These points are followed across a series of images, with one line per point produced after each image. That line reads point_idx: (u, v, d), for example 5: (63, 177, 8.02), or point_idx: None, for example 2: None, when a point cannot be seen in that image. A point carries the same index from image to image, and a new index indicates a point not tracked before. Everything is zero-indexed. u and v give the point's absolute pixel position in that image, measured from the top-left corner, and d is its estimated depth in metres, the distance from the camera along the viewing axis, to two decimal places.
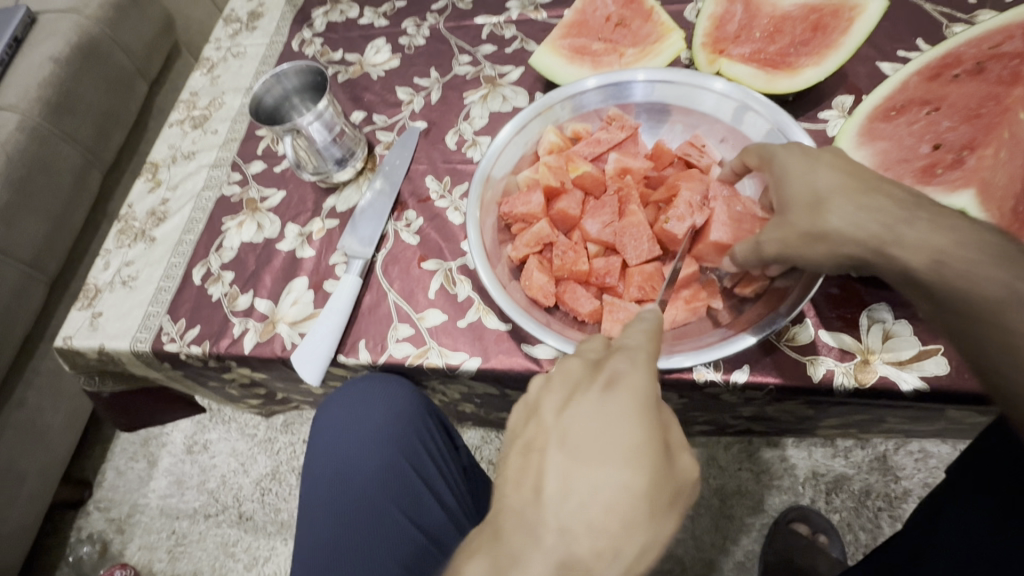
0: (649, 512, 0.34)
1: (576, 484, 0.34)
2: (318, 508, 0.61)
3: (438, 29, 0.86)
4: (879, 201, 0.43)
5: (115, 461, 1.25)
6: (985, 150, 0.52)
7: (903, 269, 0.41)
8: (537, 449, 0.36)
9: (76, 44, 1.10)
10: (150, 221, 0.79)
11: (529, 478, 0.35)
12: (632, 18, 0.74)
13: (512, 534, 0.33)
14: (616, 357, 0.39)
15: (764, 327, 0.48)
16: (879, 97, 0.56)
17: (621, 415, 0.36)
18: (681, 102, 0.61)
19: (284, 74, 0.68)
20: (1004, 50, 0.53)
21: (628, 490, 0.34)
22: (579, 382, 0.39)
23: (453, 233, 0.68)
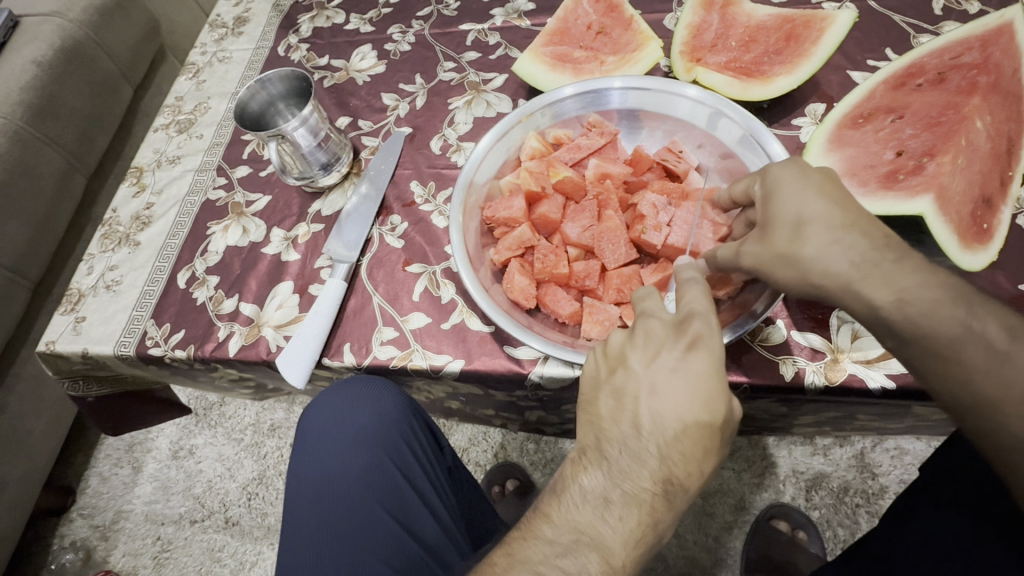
0: (722, 441, 0.40)
1: (666, 424, 0.39)
2: (305, 508, 0.62)
3: (423, 35, 0.87)
4: (854, 239, 0.42)
5: (99, 467, 1.24)
6: (944, 157, 0.54)
7: (868, 304, 0.42)
8: (625, 397, 0.41)
9: (59, 47, 1.10)
10: (134, 225, 0.79)
11: (626, 417, 0.40)
12: (612, 27, 0.76)
13: (616, 461, 0.39)
14: (697, 319, 0.41)
15: (730, 332, 0.49)
16: (847, 105, 0.59)
17: (705, 371, 0.39)
18: (658, 108, 0.62)
19: (269, 80, 0.68)
20: (963, 62, 0.57)
21: (709, 428, 0.39)
22: (665, 342, 0.41)
23: (437, 237, 0.69)
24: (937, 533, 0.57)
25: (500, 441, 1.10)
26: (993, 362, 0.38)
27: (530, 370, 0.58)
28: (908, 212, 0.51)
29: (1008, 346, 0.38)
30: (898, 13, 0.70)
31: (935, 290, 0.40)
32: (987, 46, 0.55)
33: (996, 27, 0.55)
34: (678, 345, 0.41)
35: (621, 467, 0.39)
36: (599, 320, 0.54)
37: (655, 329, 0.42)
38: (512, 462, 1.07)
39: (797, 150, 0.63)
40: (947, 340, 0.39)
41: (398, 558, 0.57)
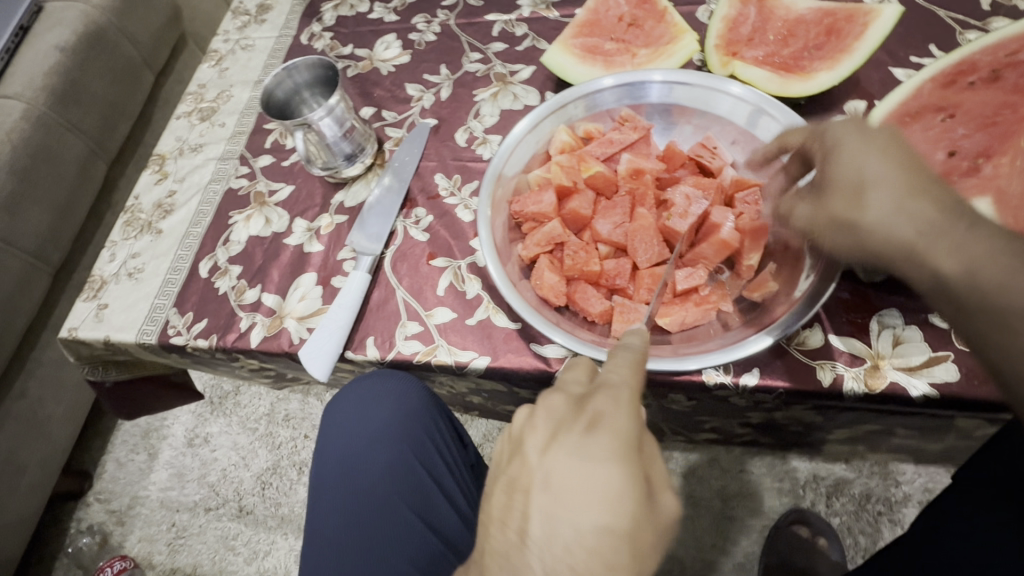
0: (632, 549, 0.34)
1: (560, 529, 0.33)
2: (325, 503, 0.61)
3: (448, 25, 0.86)
4: (911, 205, 0.40)
5: (115, 453, 1.25)
6: (1001, 159, 0.52)
7: (933, 273, 0.38)
8: (517, 492, 0.36)
9: (82, 33, 1.09)
10: (157, 213, 0.79)
11: (513, 519, 0.35)
12: (644, 19, 0.74)
13: None
14: (598, 397, 0.37)
15: (774, 333, 0.48)
16: (893, 103, 0.56)
17: (603, 456, 0.34)
18: (695, 104, 0.61)
19: (296, 68, 0.67)
20: (1019, 59, 0.54)
21: (613, 533, 0.33)
22: (566, 421, 0.37)
23: (462, 230, 0.68)
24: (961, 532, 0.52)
25: None
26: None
27: (557, 369, 0.57)
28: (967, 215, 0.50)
29: None
30: (944, 8, 0.67)
31: (1012, 258, 0.35)
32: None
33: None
34: (574, 431, 0.36)
35: None
36: (631, 319, 0.53)
37: (554, 403, 0.39)
38: None
39: None
40: (1020, 316, 0.34)
41: (420, 555, 0.57)
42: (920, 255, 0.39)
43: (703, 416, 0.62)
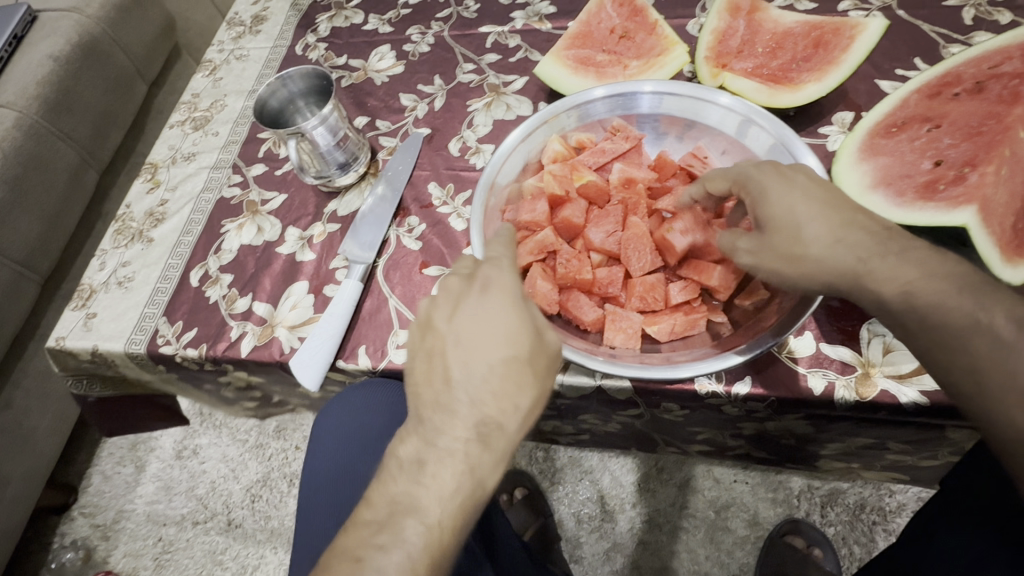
0: (534, 371, 0.42)
1: (473, 367, 0.41)
2: (316, 519, 0.60)
3: (442, 37, 0.87)
4: (844, 237, 0.43)
5: (102, 466, 1.23)
6: (987, 168, 0.53)
7: (874, 298, 0.42)
8: (434, 354, 0.42)
9: (77, 43, 1.09)
10: (148, 222, 0.78)
11: (433, 373, 0.42)
12: (636, 31, 0.75)
13: (431, 421, 0.41)
14: (484, 268, 0.45)
15: (742, 353, 0.48)
16: (879, 114, 0.57)
17: (497, 306, 0.42)
18: (686, 114, 0.61)
19: (290, 77, 0.68)
20: (1003, 70, 0.55)
21: (517, 360, 0.41)
22: (461, 293, 0.44)
23: (455, 239, 0.68)
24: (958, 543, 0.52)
25: None
26: (1001, 356, 0.37)
27: None
28: (955, 222, 0.50)
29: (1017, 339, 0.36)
30: (928, 23, 0.69)
31: (943, 283, 0.40)
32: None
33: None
34: (470, 299, 0.43)
35: (435, 425, 0.40)
36: (622, 327, 0.53)
37: (450, 285, 0.45)
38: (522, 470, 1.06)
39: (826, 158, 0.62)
40: (961, 335, 0.38)
41: None
42: (858, 285, 0.42)
43: (696, 427, 0.62)
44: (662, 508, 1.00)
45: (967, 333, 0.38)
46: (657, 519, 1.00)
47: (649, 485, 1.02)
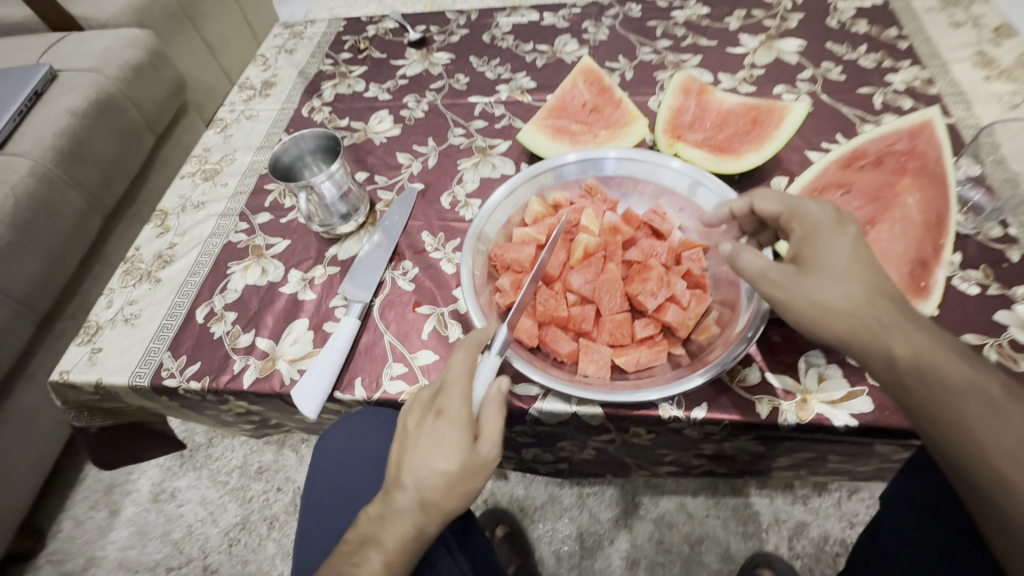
0: (462, 482, 0.51)
1: (418, 474, 0.50)
2: (316, 534, 0.66)
3: (435, 105, 0.98)
4: (872, 297, 0.47)
5: (74, 511, 1.20)
6: (883, 226, 0.64)
7: (887, 355, 0.45)
8: (399, 454, 0.53)
9: (93, 99, 1.18)
10: (156, 263, 0.84)
11: (395, 469, 0.52)
12: (604, 105, 0.87)
13: (384, 504, 0.52)
14: (443, 392, 0.53)
15: (707, 372, 0.56)
16: (803, 182, 0.69)
17: (443, 431, 0.51)
18: (646, 176, 0.71)
19: (302, 138, 0.76)
20: (896, 148, 0.68)
21: (448, 473, 0.50)
22: (424, 410, 0.53)
23: (445, 281, 0.75)
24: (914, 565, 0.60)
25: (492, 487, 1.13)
26: (994, 423, 0.40)
27: (530, 405, 0.62)
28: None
29: (1008, 404, 0.40)
30: (846, 106, 0.83)
31: (947, 351, 0.43)
32: (914, 138, 0.67)
33: (919, 123, 0.67)
34: (431, 415, 0.52)
35: (385, 508, 0.51)
36: (594, 359, 0.61)
37: (422, 394, 0.55)
38: (504, 510, 1.09)
39: None
40: (961, 402, 0.41)
41: None
42: (876, 341, 0.46)
43: (661, 449, 0.69)
44: (639, 543, 1.04)
45: (960, 395, 0.41)
46: (635, 554, 1.03)
47: (625, 522, 1.06)
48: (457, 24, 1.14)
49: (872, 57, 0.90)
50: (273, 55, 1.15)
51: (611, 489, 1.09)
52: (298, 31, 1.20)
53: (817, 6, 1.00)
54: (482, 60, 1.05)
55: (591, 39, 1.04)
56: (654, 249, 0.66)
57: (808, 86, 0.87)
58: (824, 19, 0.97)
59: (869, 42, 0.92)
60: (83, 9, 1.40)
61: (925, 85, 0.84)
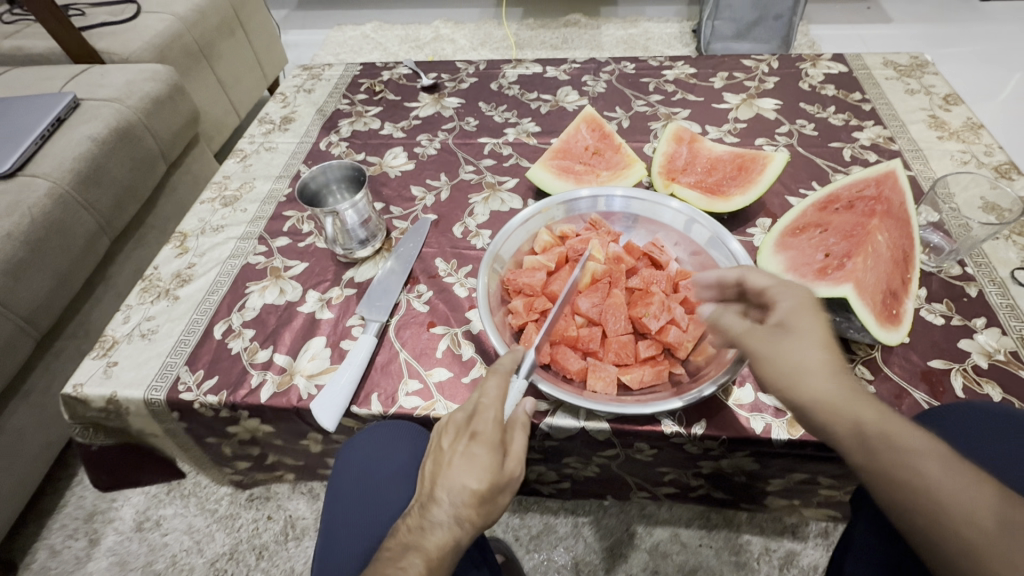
0: (493, 497, 0.55)
1: (454, 491, 0.54)
2: (339, 537, 0.71)
3: (447, 144, 1.06)
4: (844, 367, 0.51)
5: (50, 540, 1.16)
6: (858, 259, 0.68)
7: (855, 423, 0.49)
8: (435, 472, 0.56)
9: (114, 127, 1.23)
10: (175, 282, 0.87)
11: (433, 485, 0.55)
12: (605, 149, 0.95)
13: (421, 517, 0.55)
14: (477, 416, 0.56)
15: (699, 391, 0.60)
16: (786, 222, 0.77)
17: (477, 454, 0.54)
18: (647, 214, 0.79)
19: (330, 167, 0.82)
20: (866, 194, 0.76)
21: (480, 492, 0.53)
22: (459, 432, 0.56)
23: (458, 304, 0.80)
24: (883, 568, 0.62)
25: None
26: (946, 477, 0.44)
27: (541, 420, 0.66)
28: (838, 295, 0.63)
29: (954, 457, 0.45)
30: (820, 158, 0.93)
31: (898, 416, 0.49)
32: (880, 185, 0.76)
33: (883, 172, 0.76)
34: (465, 437, 0.56)
35: (423, 520, 0.55)
36: (602, 376, 0.65)
37: (455, 415, 0.58)
38: (500, 539, 1.09)
39: (753, 251, 0.80)
40: (930, 465, 0.45)
41: None
42: (851, 406, 0.49)
43: (662, 467, 0.73)
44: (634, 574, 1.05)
45: (920, 457, 0.45)
46: None
47: (620, 551, 1.07)
48: (466, 73, 1.23)
49: (841, 116, 1.01)
50: (292, 93, 1.23)
51: (606, 518, 1.11)
52: (316, 72, 1.28)
53: (791, 71, 1.12)
54: (490, 105, 1.14)
55: (590, 91, 1.14)
56: (653, 279, 0.71)
57: (786, 139, 0.97)
58: (797, 82, 1.10)
59: (837, 104, 1.04)
60: (108, 44, 1.47)
61: (887, 142, 0.95)
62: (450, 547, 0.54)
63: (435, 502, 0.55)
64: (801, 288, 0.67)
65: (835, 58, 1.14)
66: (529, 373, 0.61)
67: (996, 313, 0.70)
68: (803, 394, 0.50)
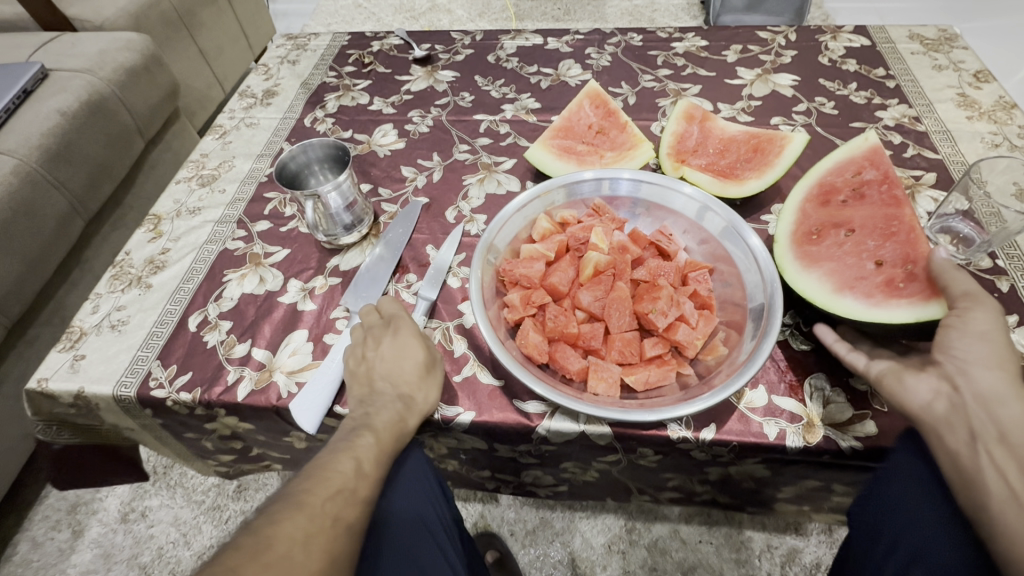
0: (429, 371, 0.61)
1: (394, 373, 0.59)
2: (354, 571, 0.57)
3: (440, 121, 0.99)
4: (1011, 358, 0.48)
5: (32, 531, 1.13)
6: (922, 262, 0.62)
7: (1014, 403, 0.47)
8: (365, 375, 0.60)
9: (85, 100, 1.16)
10: (147, 269, 0.81)
11: (368, 382, 0.60)
12: (609, 128, 0.89)
13: (362, 412, 0.57)
14: (390, 313, 0.64)
15: (712, 395, 0.55)
16: (794, 226, 0.70)
17: (405, 338, 0.62)
18: (656, 199, 0.73)
19: (310, 145, 0.76)
20: (866, 178, 0.72)
21: (418, 366, 0.60)
22: (378, 331, 0.63)
23: (451, 295, 0.74)
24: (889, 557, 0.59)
25: (481, 509, 1.11)
26: None
27: (537, 423, 0.61)
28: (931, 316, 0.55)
29: None
30: (841, 139, 0.87)
31: None
32: (875, 165, 0.72)
33: (867, 150, 0.73)
34: (383, 332, 0.63)
35: (365, 413, 0.57)
36: (604, 377, 0.60)
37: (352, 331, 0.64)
38: (495, 533, 1.07)
39: (768, 240, 0.75)
40: None
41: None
42: (1019, 387, 0.47)
43: (667, 473, 0.69)
44: (632, 570, 1.02)
45: None
46: None
47: (618, 547, 1.05)
48: (461, 44, 1.15)
49: (862, 94, 0.94)
50: (275, 65, 1.15)
51: (604, 513, 1.08)
52: (301, 42, 1.20)
53: (809, 44, 1.05)
54: (487, 79, 1.06)
55: (594, 64, 1.07)
56: (660, 270, 0.66)
57: (803, 118, 0.91)
58: (816, 56, 1.02)
59: (859, 80, 0.97)
60: (79, 10, 1.39)
61: (912, 122, 0.88)
62: (398, 428, 0.57)
63: (371, 398, 0.59)
64: (870, 311, 0.59)
65: (856, 30, 1.06)
66: (427, 314, 0.71)
67: None
68: (968, 353, 0.49)
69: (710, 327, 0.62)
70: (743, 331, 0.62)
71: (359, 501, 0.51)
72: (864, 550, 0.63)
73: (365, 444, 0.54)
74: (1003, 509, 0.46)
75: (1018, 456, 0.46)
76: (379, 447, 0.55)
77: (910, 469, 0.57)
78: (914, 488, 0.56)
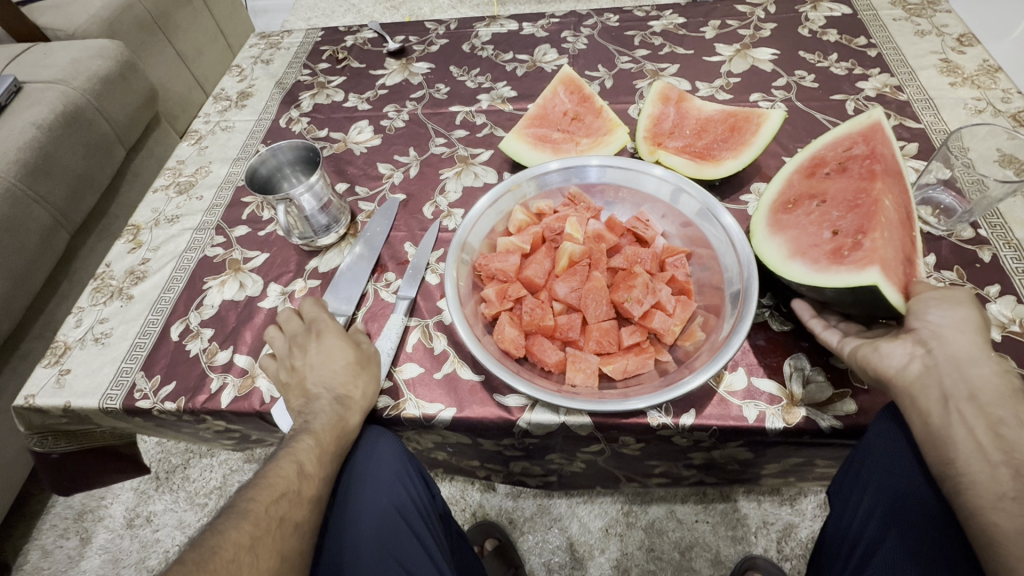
0: (363, 368, 0.62)
1: (324, 376, 0.59)
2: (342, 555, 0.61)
3: (416, 115, 0.98)
4: (977, 323, 0.49)
5: (41, 540, 1.15)
6: (875, 234, 0.60)
7: (978, 362, 0.47)
8: (298, 379, 0.61)
9: (60, 111, 1.15)
10: (128, 279, 0.81)
11: (300, 387, 0.60)
12: (585, 114, 0.87)
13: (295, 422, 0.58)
14: (315, 318, 0.65)
15: (696, 377, 0.54)
16: (774, 196, 0.70)
17: (331, 341, 0.62)
18: (629, 184, 0.72)
19: (279, 148, 0.75)
20: (855, 152, 0.69)
21: (351, 366, 0.61)
22: (304, 338, 0.63)
23: (431, 291, 0.74)
24: (862, 527, 0.59)
25: (479, 499, 1.12)
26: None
27: (518, 416, 0.61)
28: (859, 282, 0.55)
29: None
30: (821, 113, 0.85)
31: (1012, 385, 0.47)
32: (869, 141, 0.69)
33: (868, 126, 0.69)
34: (312, 339, 0.63)
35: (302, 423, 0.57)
36: (582, 368, 0.60)
37: (279, 343, 0.65)
38: (492, 522, 1.08)
39: (745, 221, 0.74)
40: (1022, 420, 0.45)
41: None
42: (987, 349, 0.48)
43: (652, 459, 0.70)
44: (630, 552, 1.04)
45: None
46: (626, 563, 1.03)
47: (616, 530, 1.06)
48: (436, 33, 1.13)
49: (843, 65, 0.92)
50: (249, 65, 1.13)
51: (600, 499, 1.08)
52: (274, 41, 1.18)
53: (789, 15, 1.02)
54: (462, 69, 1.05)
55: (570, 48, 1.05)
56: (635, 256, 0.65)
57: (783, 93, 0.89)
58: (796, 28, 1.00)
59: (839, 50, 0.95)
60: (49, 19, 1.38)
61: (894, 91, 0.87)
62: (336, 428, 0.58)
63: (307, 406, 0.59)
64: (817, 276, 0.59)
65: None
66: (407, 313, 0.71)
67: (1011, 279, 0.65)
68: (939, 319, 0.50)
69: (688, 311, 0.62)
70: (721, 314, 0.61)
71: (305, 502, 0.53)
72: (836, 525, 0.63)
73: (304, 445, 0.55)
74: (970, 466, 0.46)
75: (984, 414, 0.46)
76: (320, 450, 0.56)
77: (889, 440, 0.56)
78: (891, 463, 0.56)
